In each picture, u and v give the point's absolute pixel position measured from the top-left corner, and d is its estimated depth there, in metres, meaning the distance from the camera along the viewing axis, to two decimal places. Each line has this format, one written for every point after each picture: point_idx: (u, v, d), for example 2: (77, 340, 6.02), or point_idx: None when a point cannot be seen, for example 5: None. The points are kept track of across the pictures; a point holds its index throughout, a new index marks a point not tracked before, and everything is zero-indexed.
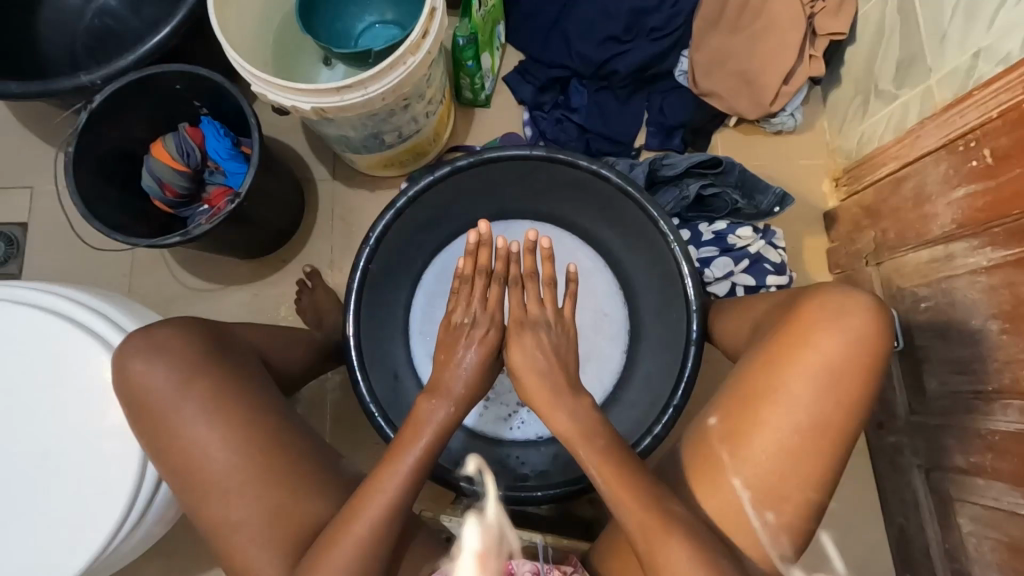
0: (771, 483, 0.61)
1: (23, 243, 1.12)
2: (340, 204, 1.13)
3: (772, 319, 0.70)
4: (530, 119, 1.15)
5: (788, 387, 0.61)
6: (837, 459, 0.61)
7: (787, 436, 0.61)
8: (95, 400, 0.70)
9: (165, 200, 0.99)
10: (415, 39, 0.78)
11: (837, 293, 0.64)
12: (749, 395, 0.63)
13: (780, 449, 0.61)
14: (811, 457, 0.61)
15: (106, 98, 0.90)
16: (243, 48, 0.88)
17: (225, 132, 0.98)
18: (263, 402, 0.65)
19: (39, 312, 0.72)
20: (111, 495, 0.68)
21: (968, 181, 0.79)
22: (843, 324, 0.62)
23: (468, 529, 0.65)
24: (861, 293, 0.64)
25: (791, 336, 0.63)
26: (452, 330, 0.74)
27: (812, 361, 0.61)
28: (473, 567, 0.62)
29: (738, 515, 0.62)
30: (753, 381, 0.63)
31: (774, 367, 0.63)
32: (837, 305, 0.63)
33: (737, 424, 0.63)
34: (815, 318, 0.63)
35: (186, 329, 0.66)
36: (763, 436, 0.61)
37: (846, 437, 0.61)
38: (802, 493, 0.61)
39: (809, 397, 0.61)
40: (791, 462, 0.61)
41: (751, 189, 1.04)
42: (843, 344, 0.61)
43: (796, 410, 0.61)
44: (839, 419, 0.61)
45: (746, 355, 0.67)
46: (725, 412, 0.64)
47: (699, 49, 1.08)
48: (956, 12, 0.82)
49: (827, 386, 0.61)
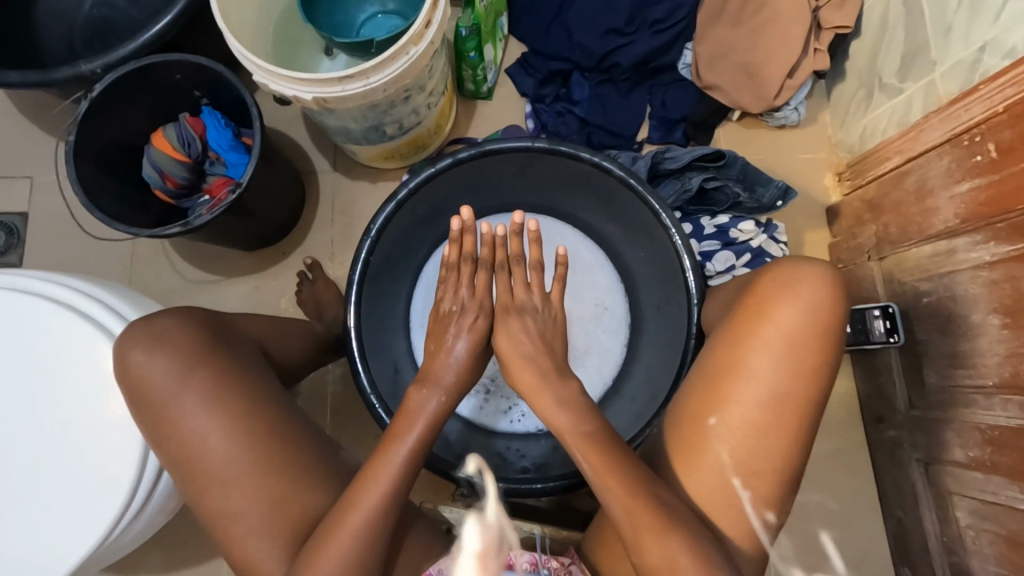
0: (744, 457, 0.61)
1: (23, 234, 1.11)
2: (341, 196, 1.13)
3: (735, 297, 0.70)
4: (532, 111, 1.14)
5: (748, 361, 0.61)
6: (802, 430, 0.61)
7: (750, 410, 0.61)
8: (97, 391, 0.71)
9: (165, 191, 0.99)
10: (417, 29, 0.77)
11: (791, 265, 0.64)
12: (713, 373, 0.63)
13: (743, 422, 0.61)
14: (776, 428, 0.61)
15: (106, 88, 0.89)
16: (245, 37, 0.88)
17: (226, 123, 0.97)
18: (264, 392, 0.65)
19: (40, 302, 0.72)
20: (112, 486, 0.68)
21: (971, 175, 0.79)
22: (797, 295, 0.62)
23: (468, 528, 0.59)
24: (814, 263, 0.64)
25: (746, 311, 0.63)
26: (441, 318, 0.75)
27: (768, 333, 0.61)
28: (472, 567, 0.57)
29: (739, 515, 0.61)
30: (716, 358, 0.63)
31: (733, 342, 0.63)
32: (788, 276, 0.63)
33: (706, 403, 0.62)
34: (768, 291, 0.63)
35: (184, 319, 0.66)
36: (728, 412, 0.61)
37: (810, 408, 0.61)
38: (777, 472, 0.61)
39: (767, 369, 0.61)
40: (756, 437, 0.60)
41: (752, 182, 1.02)
42: (798, 314, 0.61)
43: (756, 383, 0.61)
44: (800, 390, 0.61)
45: (712, 334, 0.67)
46: (695, 392, 0.64)
47: (702, 42, 1.08)
48: (962, 4, 0.82)
49: (786, 356, 0.61)
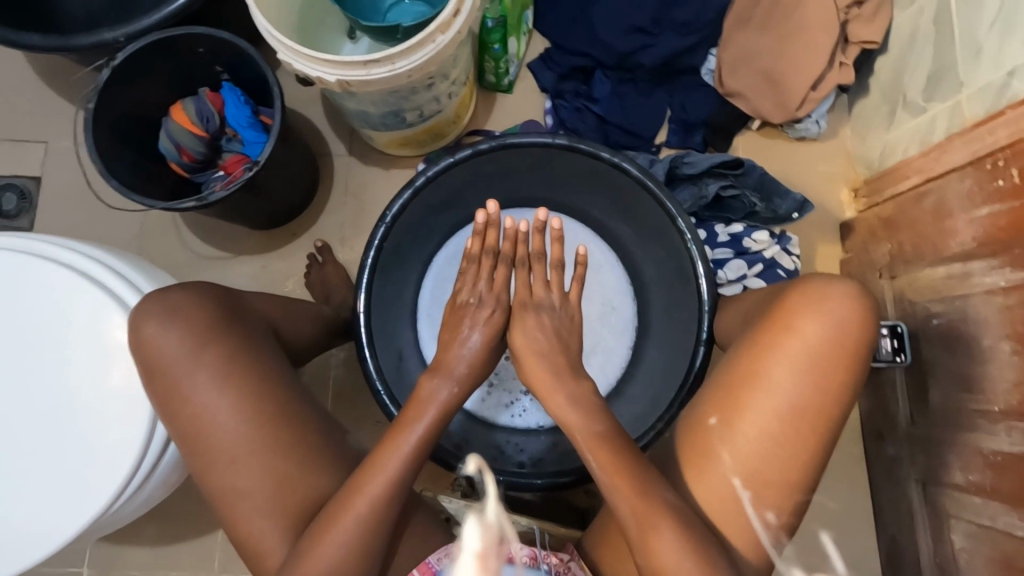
0: (756, 466, 0.61)
1: (36, 198, 1.11)
2: (354, 179, 1.13)
3: (759, 308, 0.70)
4: (552, 107, 1.14)
5: (771, 374, 0.61)
6: (820, 445, 0.61)
7: (769, 422, 0.61)
8: (105, 360, 0.70)
9: (180, 164, 0.98)
10: (445, 18, 0.77)
11: (822, 280, 0.63)
12: (733, 383, 0.63)
13: (762, 433, 0.61)
14: (793, 442, 0.61)
15: (128, 57, 0.89)
16: (273, 14, 0.87)
17: (245, 100, 0.97)
18: (276, 372, 0.66)
19: (53, 268, 0.71)
20: (117, 456, 0.68)
21: (992, 200, 0.78)
22: (825, 311, 0.61)
23: (469, 527, 0.55)
24: (845, 281, 0.63)
25: (772, 324, 0.63)
26: (456, 309, 0.75)
27: (794, 347, 0.61)
28: (473, 567, 0.54)
29: (738, 515, 0.61)
30: (739, 369, 0.63)
31: (757, 353, 0.62)
32: (819, 292, 0.62)
33: (725, 411, 0.62)
34: (795, 306, 0.62)
35: (199, 294, 0.66)
36: (746, 422, 0.61)
37: (830, 424, 0.61)
38: (789, 484, 0.61)
39: (791, 384, 0.61)
40: (774, 449, 0.60)
41: (769, 193, 1.02)
42: (825, 330, 0.61)
43: (778, 396, 0.61)
44: (822, 406, 0.61)
45: (734, 343, 0.67)
46: (714, 400, 0.64)
47: (727, 47, 1.07)
48: (994, 27, 0.81)
49: (810, 371, 0.61)
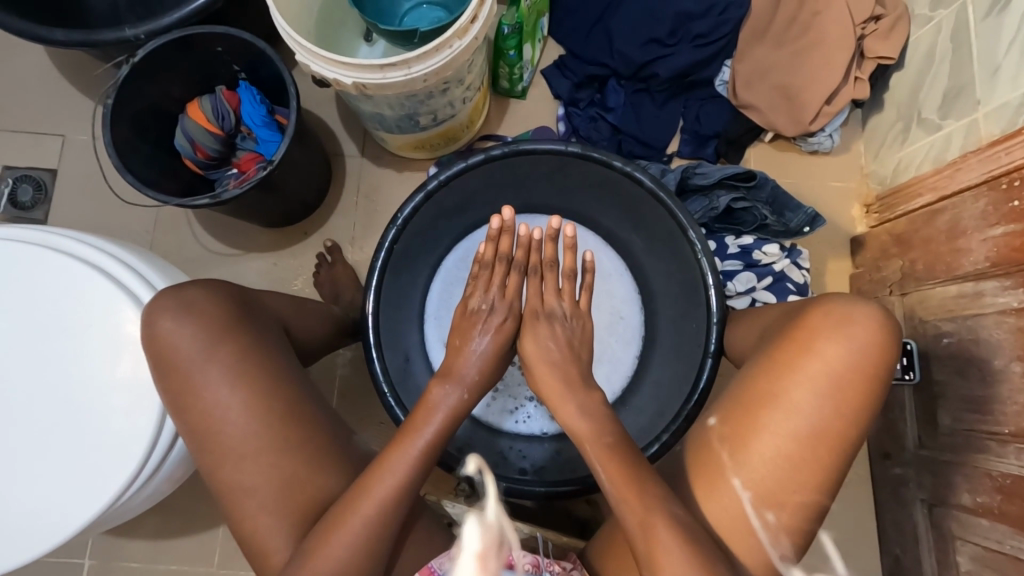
0: (769, 485, 0.60)
1: (51, 190, 1.12)
2: (367, 180, 1.13)
3: (777, 325, 0.70)
4: (564, 115, 1.14)
5: (789, 394, 0.61)
6: (836, 468, 0.61)
7: (785, 442, 0.60)
8: (117, 354, 0.71)
9: (195, 161, 0.99)
10: (463, 23, 0.77)
11: (845, 301, 0.63)
12: (749, 400, 0.62)
13: (777, 453, 0.60)
14: (809, 464, 0.60)
15: (148, 54, 0.90)
16: (293, 15, 0.88)
17: (261, 99, 0.98)
18: (286, 370, 0.66)
19: (68, 260, 0.72)
20: (125, 450, 0.68)
21: (1007, 220, 0.78)
22: (848, 333, 0.61)
23: (469, 529, 0.56)
24: (867, 303, 0.63)
25: (791, 343, 0.63)
26: (467, 315, 0.75)
27: (813, 368, 0.61)
28: (473, 568, 0.55)
29: (740, 521, 0.61)
30: (755, 387, 0.62)
31: (775, 372, 0.62)
32: (842, 314, 0.62)
33: (738, 427, 0.62)
34: (818, 326, 0.62)
35: (214, 291, 0.66)
36: (761, 441, 0.60)
37: (846, 446, 0.61)
38: (800, 502, 0.60)
39: (810, 405, 0.60)
40: (787, 468, 0.60)
41: (781, 207, 1.02)
42: (847, 353, 0.60)
43: (796, 416, 0.60)
44: (839, 428, 0.60)
45: (750, 360, 0.66)
46: (726, 414, 0.64)
47: (743, 60, 1.07)
48: (1012, 47, 0.81)
49: (829, 393, 0.60)
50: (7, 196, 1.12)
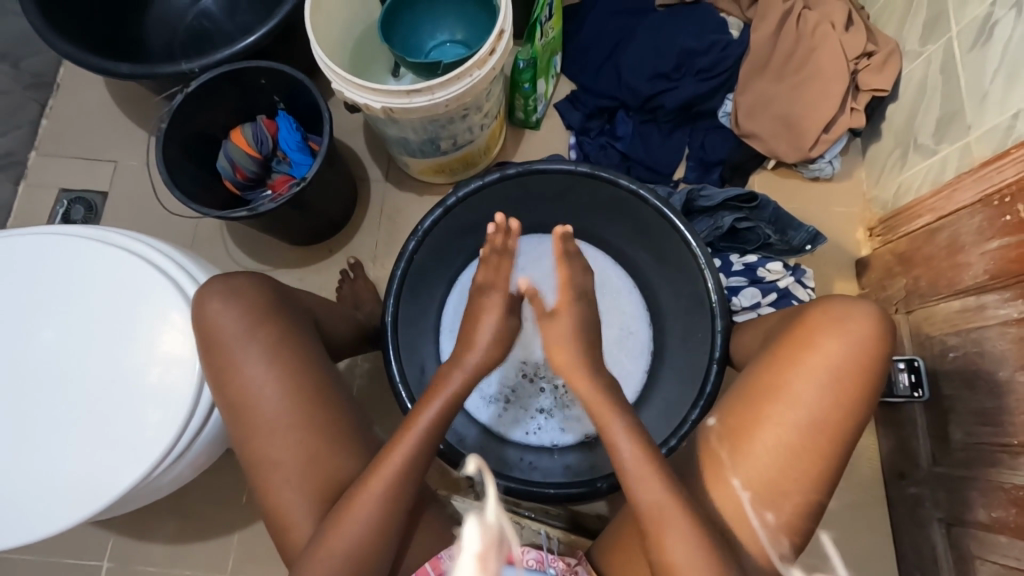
0: (769, 482, 0.61)
1: (100, 210, 1.23)
2: (389, 203, 1.21)
3: (780, 327, 0.72)
4: (575, 143, 1.22)
5: (792, 386, 0.63)
6: (835, 459, 0.62)
7: (788, 432, 0.62)
8: (157, 341, 0.76)
9: (234, 182, 1.08)
10: (482, 55, 0.85)
11: (842, 301, 0.66)
12: (754, 393, 0.64)
13: (780, 443, 0.62)
14: (811, 454, 0.61)
15: (202, 84, 1.00)
16: (330, 51, 0.98)
17: (297, 127, 1.07)
18: (316, 355, 0.70)
19: (122, 255, 0.79)
20: (159, 428, 0.73)
21: (1002, 234, 0.81)
22: (846, 330, 0.63)
23: (468, 528, 0.58)
24: (864, 303, 0.65)
25: (793, 339, 0.65)
26: (482, 315, 0.80)
27: (814, 362, 0.63)
28: (473, 567, 0.57)
29: (739, 517, 0.62)
30: (759, 380, 0.65)
31: (778, 366, 0.64)
32: (839, 312, 0.65)
33: (741, 421, 0.64)
34: (817, 323, 0.65)
35: (258, 280, 0.72)
36: (764, 432, 0.62)
37: (845, 438, 0.62)
38: (802, 492, 0.61)
39: (812, 397, 0.62)
40: (790, 459, 0.61)
41: (784, 226, 1.05)
42: (845, 348, 0.63)
43: (798, 408, 0.62)
44: (839, 420, 0.62)
45: (753, 360, 0.69)
46: (727, 412, 0.66)
47: (744, 92, 1.14)
48: (998, 75, 0.86)
49: (829, 386, 0.62)
50: (61, 215, 1.22)
